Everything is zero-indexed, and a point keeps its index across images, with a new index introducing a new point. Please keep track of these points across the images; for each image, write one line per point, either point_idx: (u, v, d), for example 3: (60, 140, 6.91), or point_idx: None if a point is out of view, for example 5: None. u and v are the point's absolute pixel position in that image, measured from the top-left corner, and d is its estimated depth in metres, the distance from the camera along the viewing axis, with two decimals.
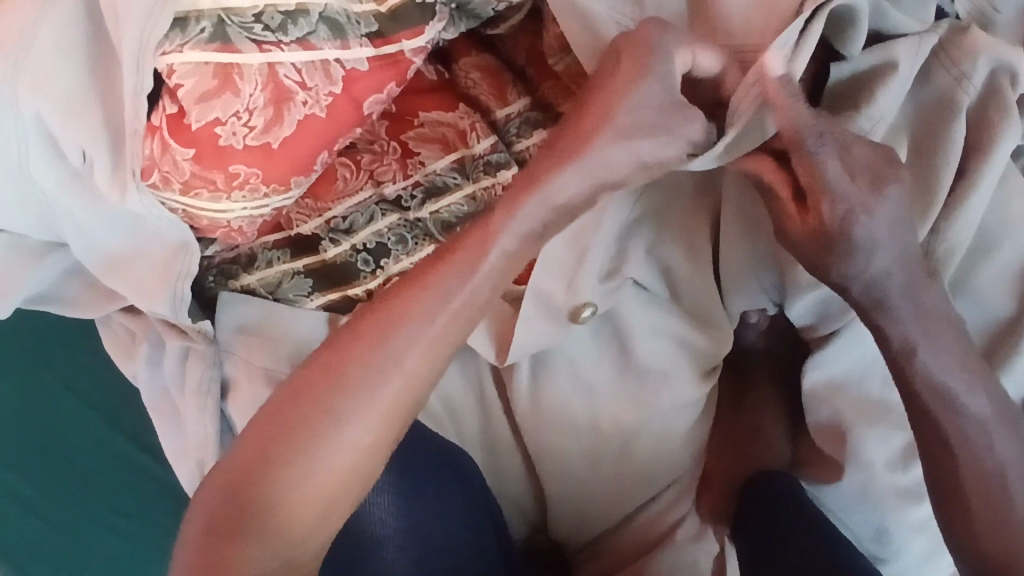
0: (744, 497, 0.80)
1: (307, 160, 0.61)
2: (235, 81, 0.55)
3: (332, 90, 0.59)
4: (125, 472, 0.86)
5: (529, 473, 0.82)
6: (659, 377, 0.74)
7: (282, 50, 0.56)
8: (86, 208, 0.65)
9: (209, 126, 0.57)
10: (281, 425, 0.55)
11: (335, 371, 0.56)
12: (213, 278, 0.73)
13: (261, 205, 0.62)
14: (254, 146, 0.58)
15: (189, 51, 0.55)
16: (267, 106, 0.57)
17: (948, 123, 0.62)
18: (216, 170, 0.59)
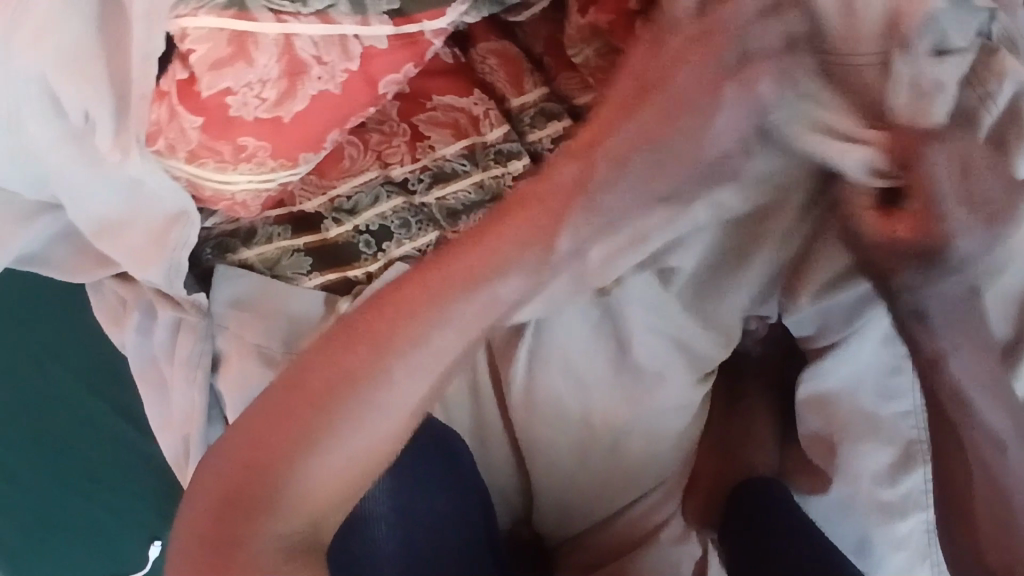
0: (733, 500, 0.80)
1: (318, 136, 0.60)
2: (249, 50, 0.54)
3: (348, 65, 0.58)
4: (105, 443, 0.84)
5: (518, 466, 0.82)
6: (654, 379, 0.73)
7: (299, 21, 0.55)
8: (89, 172, 0.63)
9: (218, 95, 0.55)
10: (302, 407, 0.54)
11: (357, 351, 0.55)
12: (210, 250, 0.71)
13: (267, 179, 0.61)
14: (264, 119, 0.57)
15: (204, 15, 0.53)
16: (281, 78, 0.56)
17: None
18: (223, 141, 0.58)
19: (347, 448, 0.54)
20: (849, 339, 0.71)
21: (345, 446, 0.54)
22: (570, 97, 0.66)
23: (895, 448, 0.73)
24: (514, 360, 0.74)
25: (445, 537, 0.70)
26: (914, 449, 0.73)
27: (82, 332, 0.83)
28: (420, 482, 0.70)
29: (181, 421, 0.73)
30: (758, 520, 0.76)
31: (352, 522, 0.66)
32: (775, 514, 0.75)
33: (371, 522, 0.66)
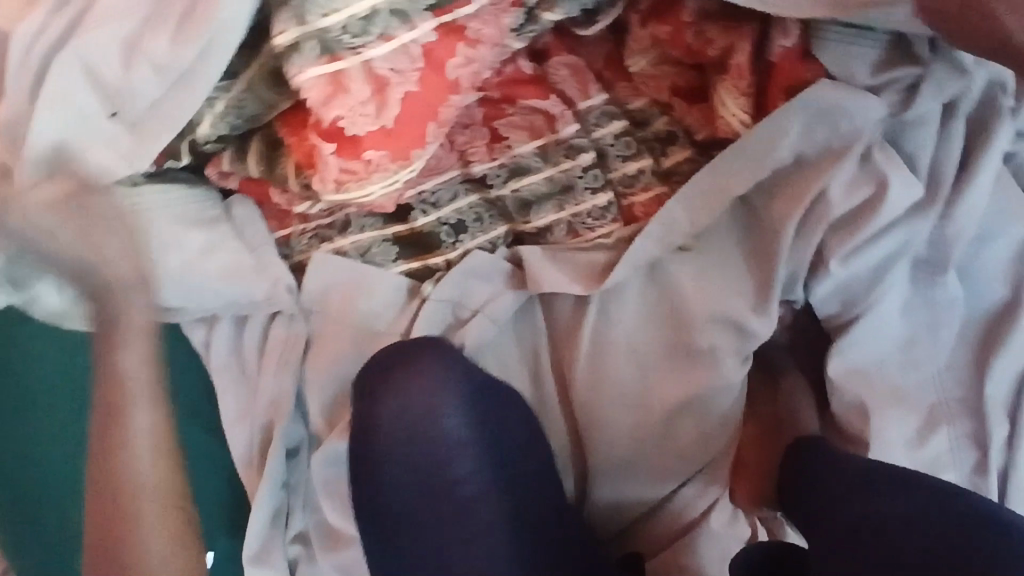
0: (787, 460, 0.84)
1: (421, 131, 0.64)
2: (345, 84, 0.59)
3: (418, 67, 0.61)
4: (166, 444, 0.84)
5: (575, 451, 0.87)
6: (707, 358, 0.80)
7: (370, 49, 0.59)
8: (140, 195, 0.74)
9: (334, 124, 0.61)
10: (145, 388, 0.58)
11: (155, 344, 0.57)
12: (306, 242, 0.79)
13: (392, 181, 0.65)
14: (374, 129, 0.62)
15: (308, 69, 0.59)
16: (371, 97, 0.60)
17: (949, 121, 0.75)
18: (354, 160, 0.63)
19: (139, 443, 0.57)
20: (867, 311, 0.79)
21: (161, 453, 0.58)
22: (626, 102, 0.79)
23: (920, 414, 0.81)
24: (578, 339, 0.82)
25: (514, 453, 0.83)
26: (937, 412, 0.81)
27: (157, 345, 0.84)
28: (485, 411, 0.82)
29: (267, 407, 0.80)
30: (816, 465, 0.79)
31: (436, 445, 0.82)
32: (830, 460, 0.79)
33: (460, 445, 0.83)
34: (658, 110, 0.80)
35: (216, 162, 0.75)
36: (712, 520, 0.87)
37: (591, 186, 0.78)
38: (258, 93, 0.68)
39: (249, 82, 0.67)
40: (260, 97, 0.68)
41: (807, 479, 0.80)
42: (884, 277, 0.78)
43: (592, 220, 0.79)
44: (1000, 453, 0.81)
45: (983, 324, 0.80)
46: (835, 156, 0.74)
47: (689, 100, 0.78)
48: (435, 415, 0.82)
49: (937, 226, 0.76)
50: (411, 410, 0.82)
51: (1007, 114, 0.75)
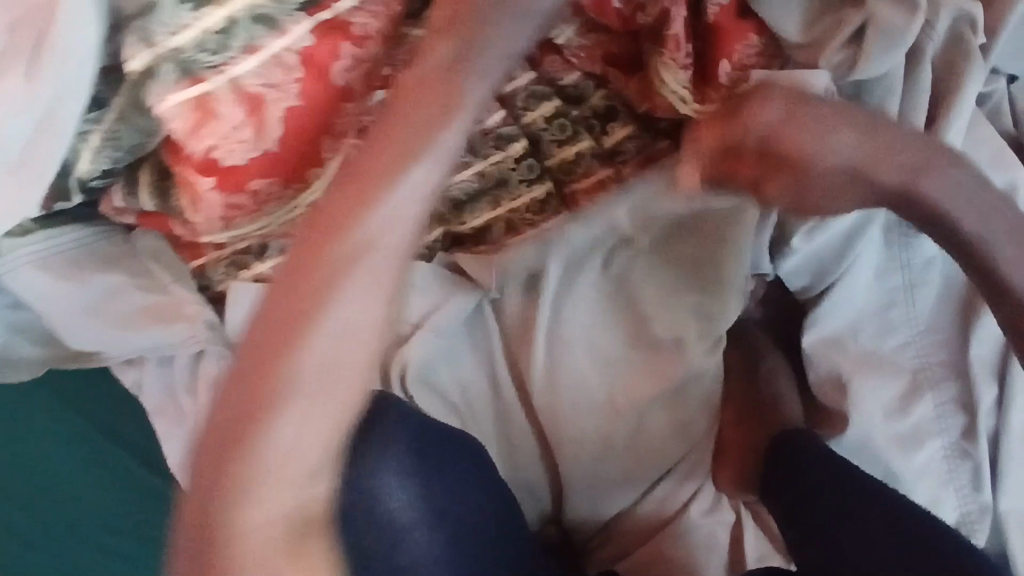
0: (772, 458, 0.78)
1: (315, 149, 0.56)
2: (213, 107, 0.53)
3: (296, 77, 0.54)
4: (116, 489, 0.81)
5: (545, 460, 0.81)
6: (671, 347, 0.76)
7: (235, 65, 0.52)
8: (29, 244, 0.69)
9: (207, 155, 0.54)
10: (246, 382, 0.36)
11: (309, 300, 0.37)
12: (223, 269, 0.72)
13: (293, 206, 0.58)
14: (257, 157, 0.55)
15: (170, 96, 0.52)
16: (248, 119, 0.54)
17: (917, 66, 0.65)
18: (241, 191, 0.57)
19: (309, 427, 0.36)
20: (840, 279, 0.75)
21: (279, 443, 0.35)
22: (557, 78, 0.70)
23: (903, 380, 0.77)
24: (533, 340, 0.76)
25: (477, 526, 0.66)
26: (920, 377, 0.77)
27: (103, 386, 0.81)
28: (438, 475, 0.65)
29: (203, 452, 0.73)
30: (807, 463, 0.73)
31: (378, 534, 0.59)
32: (826, 461, 0.73)
33: (411, 529, 0.61)
34: (594, 82, 0.70)
35: (108, 198, 0.67)
36: (693, 508, 0.82)
37: (526, 177, 0.72)
38: (135, 122, 0.59)
39: (122, 111, 0.59)
40: (138, 126, 0.60)
41: (790, 478, 0.74)
42: (853, 245, 0.73)
43: (532, 214, 0.74)
44: (989, 415, 0.77)
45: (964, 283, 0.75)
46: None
47: (626, 70, 0.69)
48: (373, 490, 0.61)
49: None
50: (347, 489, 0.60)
51: (979, 50, 0.64)
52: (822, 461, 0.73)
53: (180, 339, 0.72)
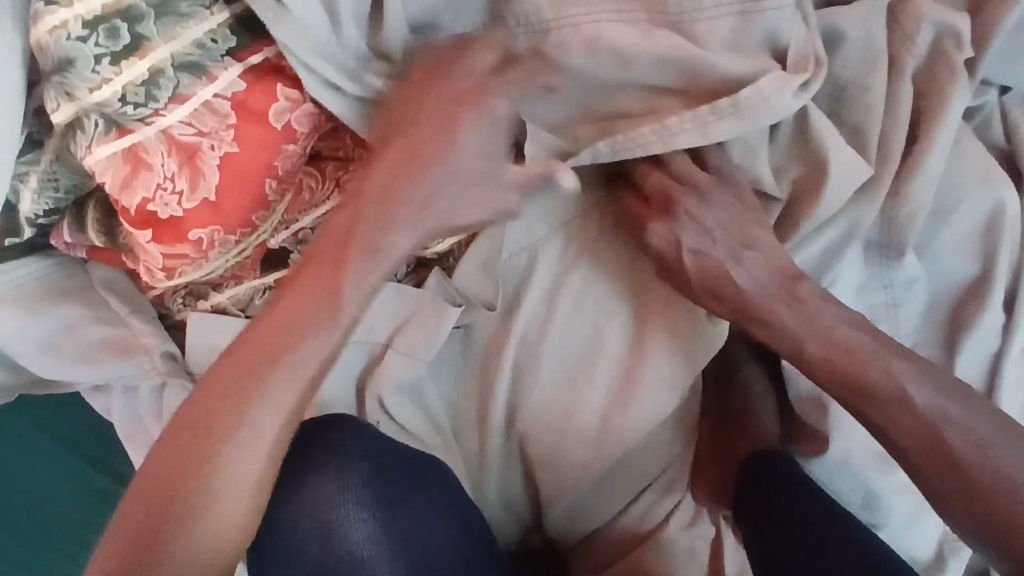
0: (748, 473, 0.78)
1: (257, 194, 0.54)
2: (144, 159, 0.50)
3: (231, 124, 0.51)
4: (101, 510, 0.83)
5: (521, 475, 0.79)
6: (642, 366, 0.72)
7: (164, 116, 0.50)
8: None
9: (143, 209, 0.52)
10: (185, 436, 0.53)
11: (242, 379, 0.54)
12: (182, 299, 0.70)
13: (241, 251, 0.56)
14: (194, 207, 0.52)
15: (97, 148, 0.50)
16: (182, 168, 0.51)
17: (898, 80, 0.62)
18: (182, 243, 0.54)
19: (252, 449, 0.53)
20: None
21: (254, 426, 0.53)
22: None
23: None
24: (502, 359, 0.74)
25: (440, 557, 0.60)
26: None
27: (87, 414, 0.83)
28: (398, 504, 0.60)
29: None
30: (780, 482, 0.75)
31: (337, 573, 0.55)
32: (800, 478, 0.75)
33: (363, 569, 0.56)
34: None
35: (58, 232, 0.66)
36: (671, 525, 0.79)
37: None
38: (69, 162, 0.58)
39: (57, 152, 0.57)
40: (74, 166, 0.58)
41: (767, 493, 0.75)
42: (833, 264, 0.66)
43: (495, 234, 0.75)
44: None
45: (949, 305, 0.69)
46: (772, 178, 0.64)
47: None
48: (330, 524, 0.57)
49: (888, 204, 0.65)
50: (302, 526, 0.58)
51: (963, 66, 0.62)
52: (791, 482, 0.74)
53: (138, 371, 0.71)
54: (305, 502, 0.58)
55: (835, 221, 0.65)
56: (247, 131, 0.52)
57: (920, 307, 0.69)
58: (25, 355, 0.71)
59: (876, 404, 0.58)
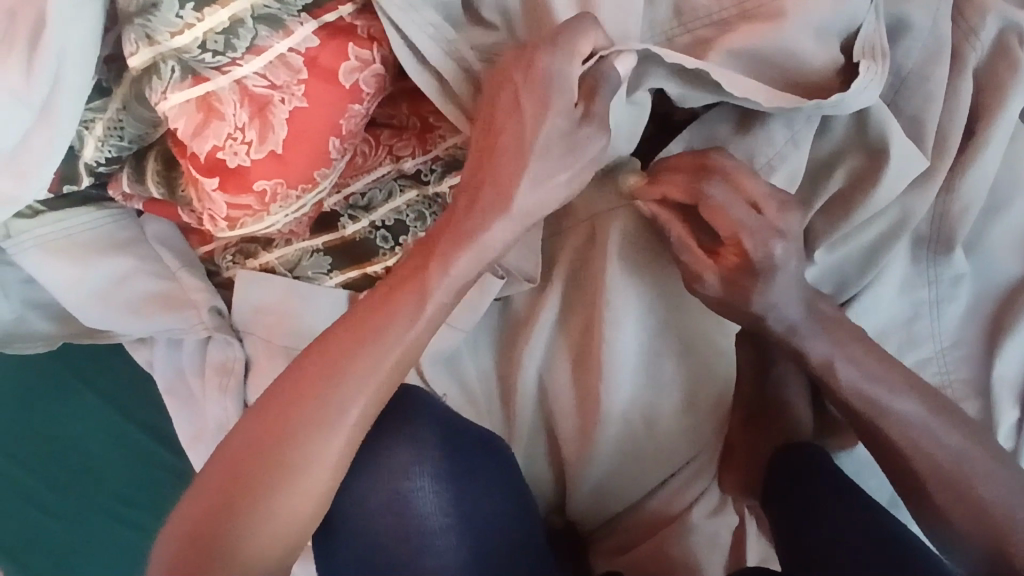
0: (777, 473, 0.78)
1: (321, 150, 0.54)
2: (217, 108, 0.51)
3: (302, 79, 0.52)
4: (136, 464, 0.85)
5: (550, 453, 0.80)
6: (677, 352, 0.75)
7: (239, 66, 0.51)
8: (42, 226, 0.69)
9: (211, 156, 0.53)
10: (233, 470, 0.55)
11: (292, 417, 0.56)
12: (231, 257, 0.72)
13: (300, 207, 0.57)
14: (261, 159, 0.53)
15: (171, 95, 0.51)
16: (252, 120, 0.52)
17: (958, 74, 0.62)
18: (245, 194, 0.55)
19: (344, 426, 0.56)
20: (865, 292, 0.69)
21: (352, 406, 0.57)
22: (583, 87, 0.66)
23: None
24: (532, 335, 0.74)
25: (505, 532, 0.63)
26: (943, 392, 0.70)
27: (127, 368, 0.85)
28: (465, 477, 0.63)
29: (215, 429, 0.73)
30: (807, 479, 0.75)
31: (411, 540, 0.60)
32: (834, 479, 0.73)
33: (441, 538, 0.60)
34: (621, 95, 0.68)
35: (117, 182, 0.67)
36: (696, 512, 0.80)
37: None
38: (136, 112, 0.59)
39: (124, 100, 0.58)
40: (140, 117, 0.59)
41: (802, 504, 0.73)
42: (882, 255, 0.67)
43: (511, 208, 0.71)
44: None
45: (991, 306, 0.70)
46: (828, 168, 0.64)
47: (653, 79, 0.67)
48: (402, 493, 0.61)
49: (940, 200, 0.66)
50: (377, 494, 0.61)
51: None
52: (820, 478, 0.74)
53: (185, 323, 0.72)
54: (381, 472, 0.62)
55: (880, 213, 0.65)
56: (317, 84, 0.52)
57: (962, 307, 0.70)
58: (71, 302, 0.71)
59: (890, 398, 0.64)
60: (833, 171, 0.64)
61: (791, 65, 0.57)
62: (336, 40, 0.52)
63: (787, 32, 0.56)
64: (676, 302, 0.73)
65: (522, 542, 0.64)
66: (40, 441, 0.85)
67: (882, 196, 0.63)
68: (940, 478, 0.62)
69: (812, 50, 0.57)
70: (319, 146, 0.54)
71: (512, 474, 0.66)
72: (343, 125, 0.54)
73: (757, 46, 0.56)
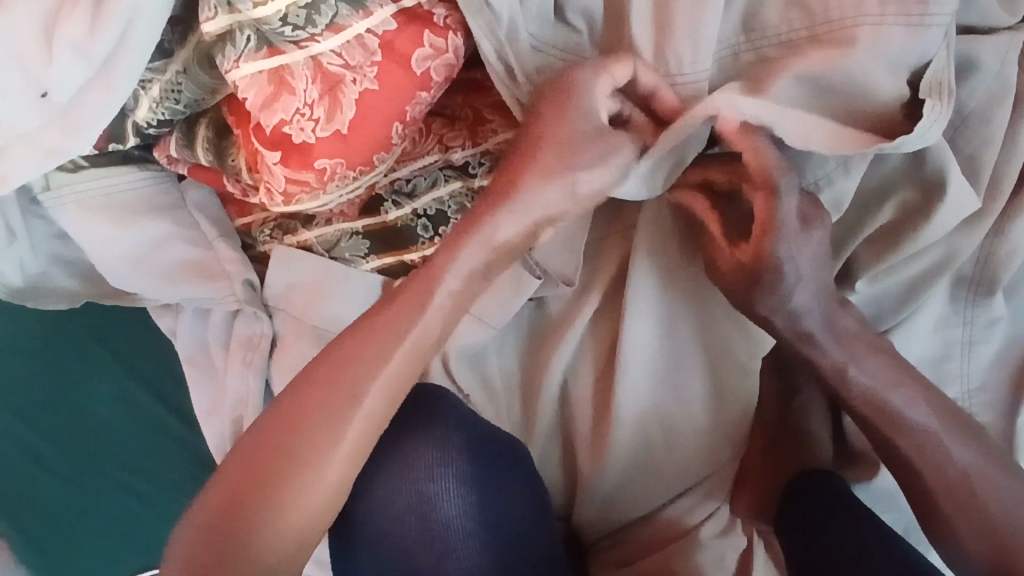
0: (794, 495, 0.78)
1: (385, 136, 0.54)
2: (289, 82, 0.51)
3: (375, 61, 0.52)
4: (147, 431, 0.84)
5: (564, 458, 0.79)
6: (705, 369, 0.74)
7: (317, 42, 0.50)
8: (83, 182, 0.69)
9: (278, 130, 0.53)
10: (246, 468, 0.54)
11: (310, 411, 0.55)
12: (268, 231, 0.72)
13: (355, 189, 0.57)
14: (326, 137, 0.53)
15: (244, 64, 0.51)
16: (323, 97, 0.52)
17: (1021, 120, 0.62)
18: (305, 171, 0.54)
19: (364, 418, 0.56)
20: (901, 326, 0.69)
21: (368, 402, 0.56)
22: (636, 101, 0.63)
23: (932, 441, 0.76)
24: (561, 338, 0.74)
25: (527, 540, 0.63)
26: None
27: (147, 335, 0.84)
28: (489, 483, 0.62)
29: (232, 402, 0.72)
30: (815, 499, 0.76)
31: (432, 544, 0.59)
32: (853, 506, 0.74)
33: (462, 541, 0.60)
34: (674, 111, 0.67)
35: (164, 146, 0.66)
36: (705, 530, 0.79)
37: None
38: (196, 77, 0.58)
39: (185, 64, 0.58)
40: (199, 82, 0.58)
41: (818, 529, 0.73)
42: (923, 292, 0.67)
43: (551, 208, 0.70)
44: None
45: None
46: (878, 200, 0.64)
47: None
48: (425, 496, 0.60)
49: (987, 243, 0.66)
50: (400, 495, 0.61)
51: None
52: (836, 506, 0.74)
53: (216, 295, 0.71)
54: (405, 472, 0.61)
55: (925, 250, 0.66)
56: (388, 70, 0.52)
57: (995, 351, 0.70)
58: (105, 263, 0.71)
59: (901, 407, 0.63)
60: (883, 202, 0.64)
61: (857, 93, 0.56)
62: (413, 27, 0.52)
63: (858, 60, 0.55)
64: (708, 316, 0.73)
65: (541, 552, 0.63)
66: (52, 399, 0.84)
67: (930, 233, 0.63)
68: (968, 514, 0.61)
69: (885, 81, 0.56)
70: (385, 130, 0.54)
71: (532, 480, 0.66)
72: (410, 110, 0.54)
73: (826, 69, 0.56)
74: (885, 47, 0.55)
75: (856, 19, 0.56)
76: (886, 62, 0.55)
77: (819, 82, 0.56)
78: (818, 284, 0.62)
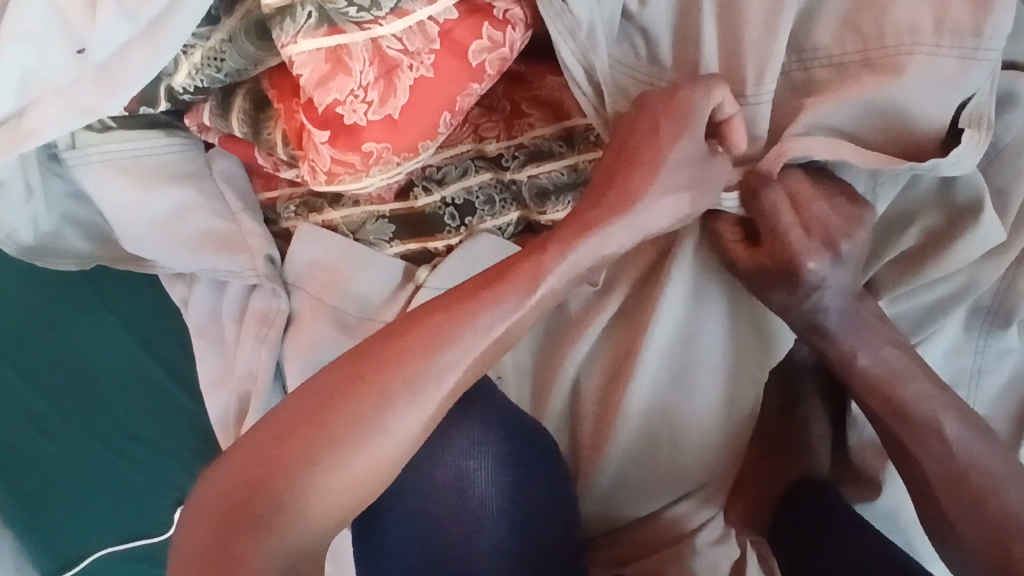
0: (793, 507, 0.79)
1: (434, 125, 0.54)
2: (346, 62, 0.51)
3: (434, 48, 0.52)
4: (147, 399, 0.82)
5: (569, 456, 0.79)
6: (719, 378, 0.74)
7: (380, 26, 0.51)
8: (109, 144, 0.68)
9: (330, 109, 0.52)
10: (277, 445, 0.50)
11: (351, 395, 0.52)
12: (294, 208, 0.71)
13: (396, 175, 0.57)
14: (376, 121, 0.53)
15: (302, 40, 0.51)
16: (378, 80, 0.52)
17: None
18: (351, 153, 0.54)
19: (411, 410, 0.52)
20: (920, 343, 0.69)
21: (419, 393, 0.52)
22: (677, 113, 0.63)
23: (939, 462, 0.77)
24: (579, 336, 0.74)
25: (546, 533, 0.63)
26: None
27: (157, 303, 0.83)
28: (523, 471, 0.63)
29: (242, 376, 0.72)
30: (814, 514, 0.76)
31: (468, 521, 0.61)
32: (850, 521, 0.74)
33: (497, 521, 0.62)
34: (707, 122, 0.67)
35: (197, 113, 0.65)
36: (700, 536, 0.79)
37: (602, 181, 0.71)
38: (241, 47, 0.57)
39: (232, 33, 0.57)
40: (244, 53, 0.58)
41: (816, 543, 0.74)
42: (942, 317, 0.68)
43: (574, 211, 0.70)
44: None
45: None
46: (902, 224, 0.65)
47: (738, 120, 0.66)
48: (466, 475, 0.62)
49: (1009, 277, 0.67)
50: (442, 473, 0.61)
51: None
52: (834, 521, 0.74)
53: (237, 267, 0.70)
54: (449, 452, 0.62)
55: (947, 279, 0.67)
56: (446, 58, 0.52)
57: (1006, 384, 0.71)
58: (127, 227, 0.70)
59: (921, 422, 0.62)
60: (909, 226, 0.64)
61: (900, 119, 0.57)
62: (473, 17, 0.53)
63: (903, 88, 0.56)
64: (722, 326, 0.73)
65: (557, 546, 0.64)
66: (55, 357, 0.83)
67: (956, 262, 0.63)
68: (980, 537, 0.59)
69: (928, 111, 0.57)
70: (435, 117, 0.54)
71: (558, 476, 0.65)
72: (461, 99, 0.54)
73: (873, 93, 0.56)
74: (933, 81, 0.56)
75: (910, 48, 0.56)
76: (933, 91, 0.56)
77: (866, 105, 0.57)
78: (840, 301, 0.62)
